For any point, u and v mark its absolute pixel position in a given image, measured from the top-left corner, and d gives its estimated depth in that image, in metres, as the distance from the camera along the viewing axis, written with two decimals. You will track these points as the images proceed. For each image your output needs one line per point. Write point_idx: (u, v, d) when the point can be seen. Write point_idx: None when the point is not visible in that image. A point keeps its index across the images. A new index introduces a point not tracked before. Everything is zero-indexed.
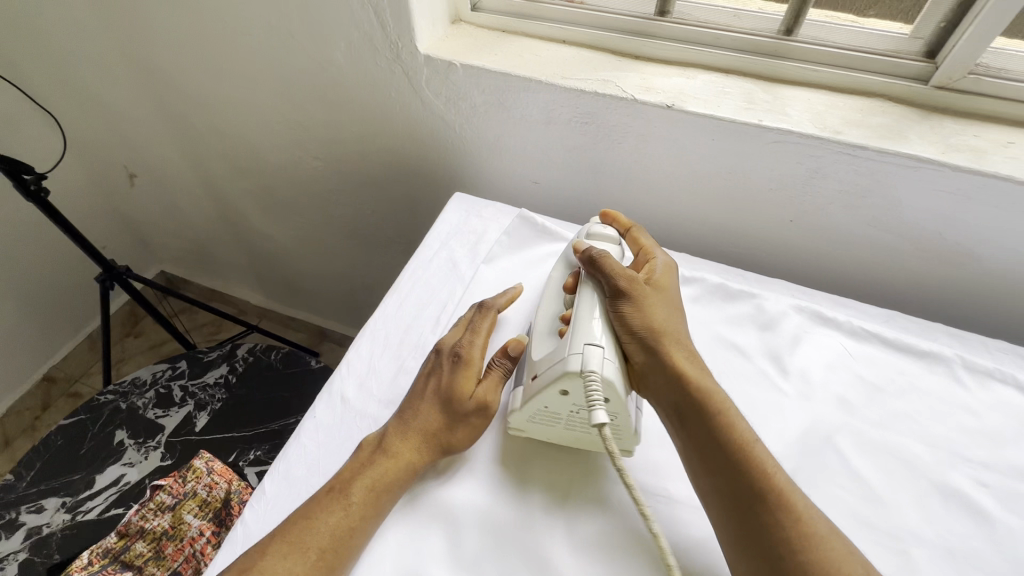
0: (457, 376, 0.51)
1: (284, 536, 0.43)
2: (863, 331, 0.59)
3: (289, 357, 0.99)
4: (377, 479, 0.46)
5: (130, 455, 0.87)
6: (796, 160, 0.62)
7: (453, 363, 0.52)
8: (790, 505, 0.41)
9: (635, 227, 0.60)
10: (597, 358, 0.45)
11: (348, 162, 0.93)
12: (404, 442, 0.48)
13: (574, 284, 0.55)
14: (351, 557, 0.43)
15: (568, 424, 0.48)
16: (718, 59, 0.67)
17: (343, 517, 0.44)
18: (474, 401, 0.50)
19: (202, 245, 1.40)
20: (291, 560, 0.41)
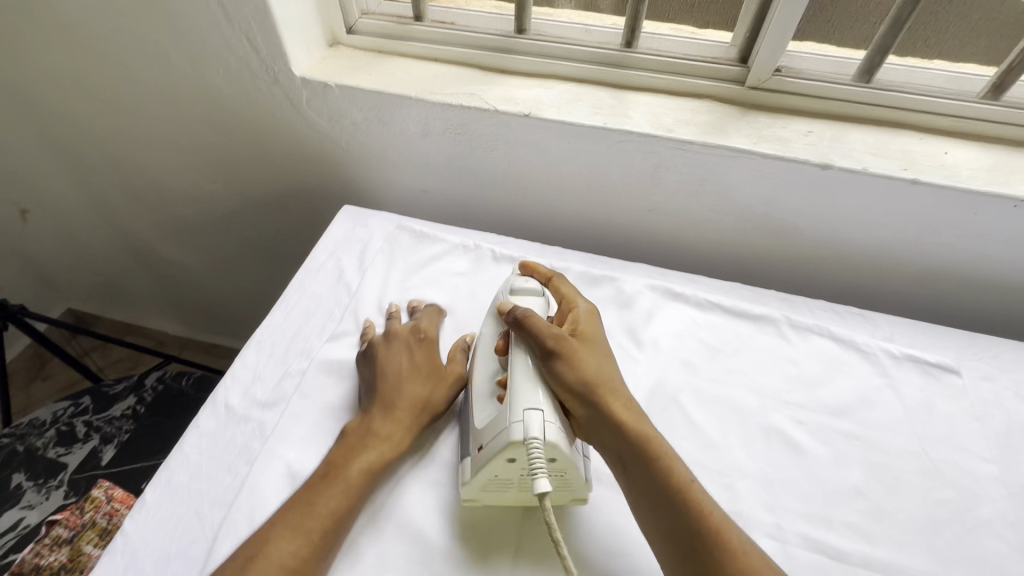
0: (422, 354, 0.58)
1: (288, 524, 0.45)
2: (707, 302, 0.67)
3: (200, 381, 1.01)
4: (372, 459, 0.50)
5: (30, 497, 0.84)
6: (642, 156, 0.70)
7: (419, 341, 0.59)
8: (727, 542, 0.42)
9: (557, 277, 0.61)
10: (536, 424, 0.46)
11: (245, 183, 0.95)
12: (393, 421, 0.52)
13: (505, 346, 0.54)
14: (346, 528, 0.47)
15: (518, 487, 0.48)
16: (571, 70, 0.75)
17: (336, 498, 0.47)
18: (449, 372, 0.57)
19: (109, 278, 1.36)
20: (294, 544, 0.44)
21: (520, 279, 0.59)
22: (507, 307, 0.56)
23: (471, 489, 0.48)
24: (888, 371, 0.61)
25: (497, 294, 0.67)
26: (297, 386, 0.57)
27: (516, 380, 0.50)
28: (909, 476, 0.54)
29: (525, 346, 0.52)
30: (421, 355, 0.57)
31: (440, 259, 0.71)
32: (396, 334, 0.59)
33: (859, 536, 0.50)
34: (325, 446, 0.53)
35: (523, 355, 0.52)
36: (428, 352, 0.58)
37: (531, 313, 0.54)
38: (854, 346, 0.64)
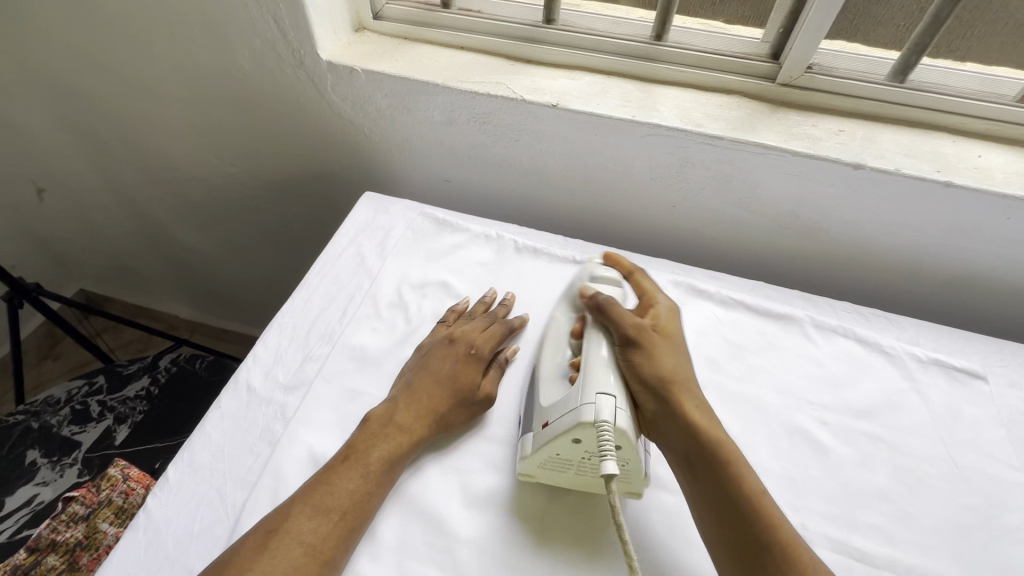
0: (467, 366, 0.56)
1: (306, 501, 0.45)
2: (731, 299, 0.67)
3: (214, 365, 1.00)
4: (392, 450, 0.49)
5: (44, 474, 0.84)
6: (669, 151, 0.69)
7: (467, 354, 0.56)
8: (798, 559, 0.41)
9: (638, 271, 0.61)
10: (609, 408, 0.46)
11: (265, 168, 0.94)
12: (416, 419, 0.51)
13: (580, 330, 0.55)
14: (366, 516, 0.47)
15: (578, 470, 0.48)
16: (600, 62, 0.74)
17: (357, 482, 0.47)
18: (480, 393, 0.54)
19: (123, 260, 1.36)
20: (315, 522, 0.44)
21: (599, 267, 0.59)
22: (588, 293, 0.56)
23: (529, 464, 0.49)
24: (914, 375, 0.61)
25: (520, 284, 0.67)
26: (319, 371, 0.57)
27: (589, 363, 0.50)
28: (934, 480, 0.53)
29: (604, 336, 0.53)
30: (461, 369, 0.55)
31: (462, 248, 0.70)
32: (455, 339, 0.58)
33: (884, 539, 0.49)
34: (347, 430, 0.53)
35: (599, 340, 0.52)
36: (473, 368, 0.56)
37: (612, 304, 0.54)
38: (879, 348, 0.63)
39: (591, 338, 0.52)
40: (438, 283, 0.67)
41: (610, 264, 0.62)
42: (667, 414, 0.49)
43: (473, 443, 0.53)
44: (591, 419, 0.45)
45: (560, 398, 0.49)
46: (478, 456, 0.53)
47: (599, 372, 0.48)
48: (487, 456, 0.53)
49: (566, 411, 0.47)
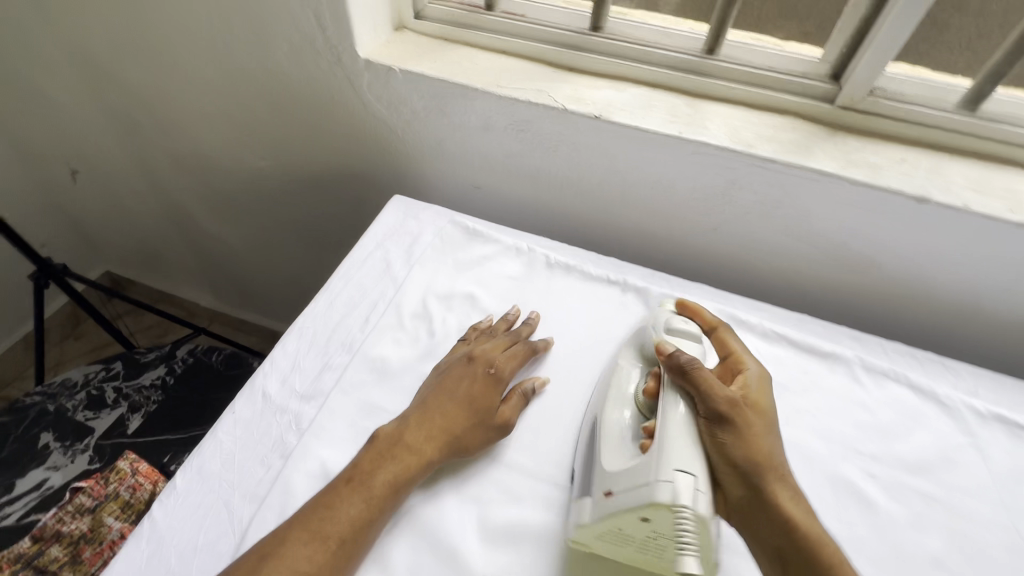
0: (485, 389, 0.52)
1: (303, 525, 0.42)
2: (773, 333, 0.63)
3: (231, 359, 0.99)
4: (399, 473, 0.46)
5: (55, 459, 0.84)
6: (716, 172, 0.66)
7: (487, 375, 0.53)
8: None
9: (722, 329, 0.55)
10: (686, 491, 0.40)
11: (295, 164, 0.93)
12: (428, 440, 0.48)
13: (655, 389, 0.49)
14: (365, 545, 0.44)
15: (641, 547, 0.43)
16: (646, 73, 0.71)
17: (360, 507, 0.44)
18: (497, 418, 0.51)
19: (148, 245, 1.37)
20: (311, 549, 0.41)
21: (678, 319, 0.53)
22: (666, 349, 0.49)
23: (587, 533, 0.44)
24: (974, 431, 0.56)
25: (550, 303, 0.64)
26: (337, 381, 0.55)
27: (670, 430, 0.44)
28: (996, 551, 0.48)
29: (689, 404, 0.46)
30: (479, 392, 0.52)
31: (491, 259, 0.68)
32: (475, 358, 0.54)
33: None
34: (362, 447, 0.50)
35: (676, 399, 0.46)
36: (491, 390, 0.53)
37: (702, 367, 0.46)
38: (935, 397, 0.58)
39: (670, 402, 0.45)
40: (465, 295, 0.64)
41: (684, 314, 0.57)
42: (753, 504, 0.43)
43: (494, 471, 0.50)
44: (669, 499, 0.40)
45: (628, 465, 0.43)
46: (498, 484, 0.50)
47: (676, 442, 0.43)
48: (507, 485, 0.50)
49: (637, 488, 0.41)
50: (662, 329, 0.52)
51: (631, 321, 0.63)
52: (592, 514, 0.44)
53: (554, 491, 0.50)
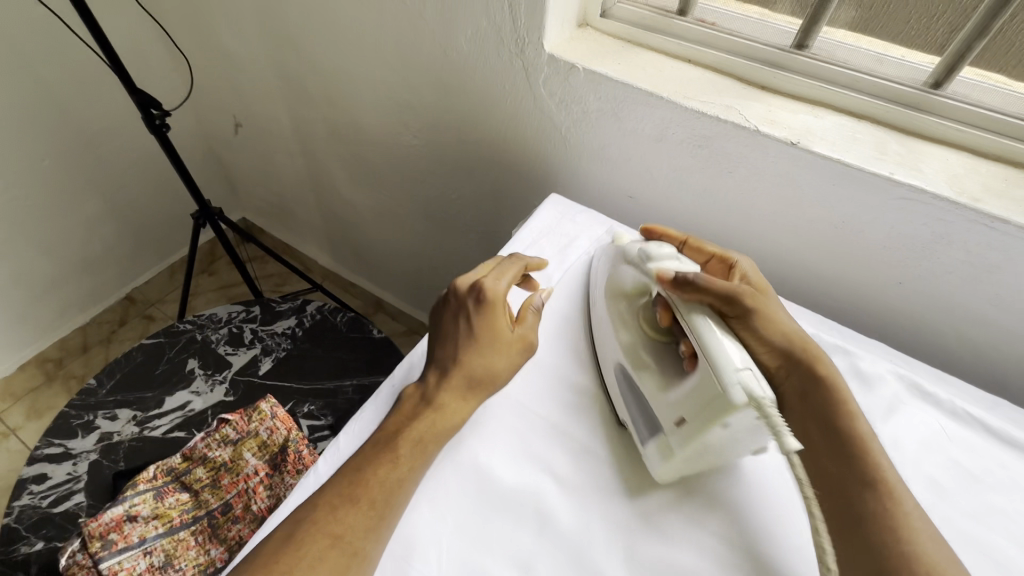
0: (486, 315, 0.52)
1: (338, 489, 0.43)
2: (965, 413, 0.55)
3: (353, 322, 1.02)
4: (423, 431, 0.46)
5: (198, 384, 0.93)
6: (923, 222, 0.59)
7: (476, 304, 0.52)
8: (898, 500, 0.43)
9: (691, 239, 0.61)
10: (754, 382, 0.43)
11: (446, 145, 0.95)
12: (445, 394, 0.49)
13: (670, 318, 0.51)
14: (400, 504, 0.44)
15: (717, 449, 0.46)
16: (852, 102, 0.64)
17: (394, 471, 0.44)
18: (512, 339, 0.52)
19: (285, 200, 1.47)
20: (344, 513, 0.42)
21: (653, 246, 0.55)
22: (667, 274, 0.51)
23: (670, 463, 0.47)
24: None
25: None
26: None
27: (706, 343, 0.46)
28: None
29: (709, 312, 0.49)
30: (482, 327, 0.51)
31: None
32: (457, 296, 0.54)
33: None
34: (516, 448, 0.50)
35: (702, 314, 0.48)
36: (492, 316, 0.52)
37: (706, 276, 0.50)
38: None
39: (696, 316, 0.48)
40: None
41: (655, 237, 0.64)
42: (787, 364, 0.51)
43: (643, 502, 0.48)
44: (745, 398, 0.42)
45: (689, 386, 0.46)
46: (645, 518, 0.47)
47: (719, 349, 0.44)
48: (654, 521, 0.47)
49: (710, 397, 0.43)
50: (641, 259, 0.54)
51: None
52: (677, 442, 0.46)
53: (709, 540, 0.46)
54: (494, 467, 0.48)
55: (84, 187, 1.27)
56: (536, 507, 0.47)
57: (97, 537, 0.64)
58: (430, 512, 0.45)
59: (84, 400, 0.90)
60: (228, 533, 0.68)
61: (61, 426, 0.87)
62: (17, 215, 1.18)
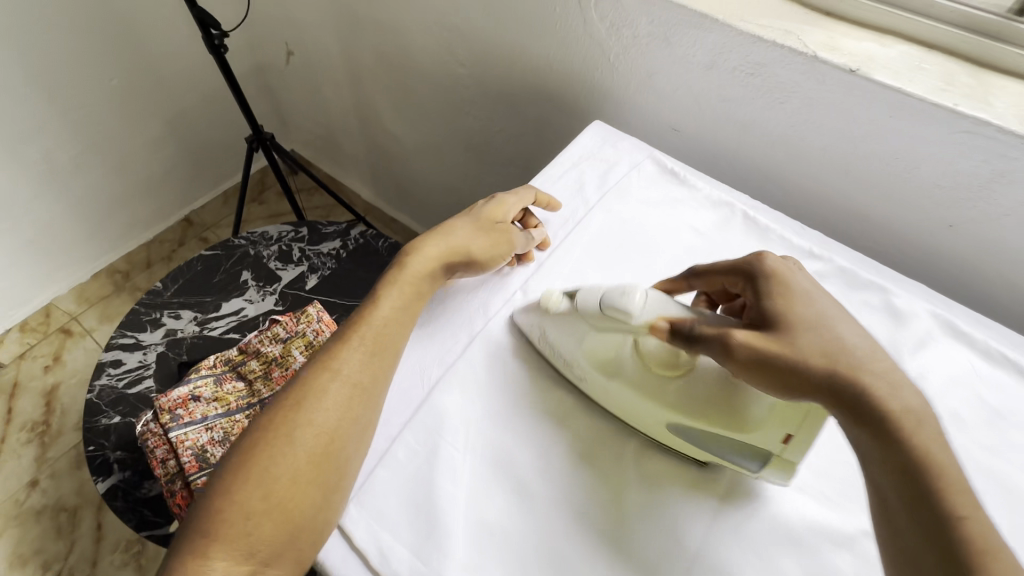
0: (482, 210, 0.61)
1: (337, 339, 0.51)
2: (1000, 355, 0.54)
3: (394, 248, 1.06)
4: (404, 286, 0.54)
5: (251, 294, 1.00)
6: (983, 158, 0.56)
7: (479, 206, 0.62)
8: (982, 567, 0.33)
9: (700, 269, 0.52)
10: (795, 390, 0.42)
11: (492, 74, 0.95)
12: (428, 261, 0.56)
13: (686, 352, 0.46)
14: (390, 345, 0.50)
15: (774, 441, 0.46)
16: (924, 30, 0.61)
17: (377, 315, 0.51)
18: (497, 226, 0.58)
19: (332, 132, 1.50)
20: (340, 351, 0.49)
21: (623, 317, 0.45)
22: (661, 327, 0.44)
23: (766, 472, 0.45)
24: None
25: None
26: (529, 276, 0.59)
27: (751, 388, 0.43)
28: None
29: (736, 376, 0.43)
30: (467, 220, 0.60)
31: (683, 204, 0.65)
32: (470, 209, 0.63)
33: None
34: (541, 351, 0.53)
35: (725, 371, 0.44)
36: (487, 211, 0.60)
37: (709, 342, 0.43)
38: None
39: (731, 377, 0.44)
40: (652, 233, 0.63)
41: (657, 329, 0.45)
42: (792, 383, 0.41)
43: None
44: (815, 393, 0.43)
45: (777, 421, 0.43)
46: None
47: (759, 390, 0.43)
48: None
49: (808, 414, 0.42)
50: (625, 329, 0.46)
51: None
52: (792, 454, 0.43)
53: None
54: (520, 361, 0.52)
55: (149, 107, 1.34)
56: (556, 397, 0.51)
57: (168, 410, 0.73)
58: (451, 384, 0.50)
59: (152, 299, 0.98)
60: None
61: (133, 320, 0.96)
62: (91, 130, 1.27)
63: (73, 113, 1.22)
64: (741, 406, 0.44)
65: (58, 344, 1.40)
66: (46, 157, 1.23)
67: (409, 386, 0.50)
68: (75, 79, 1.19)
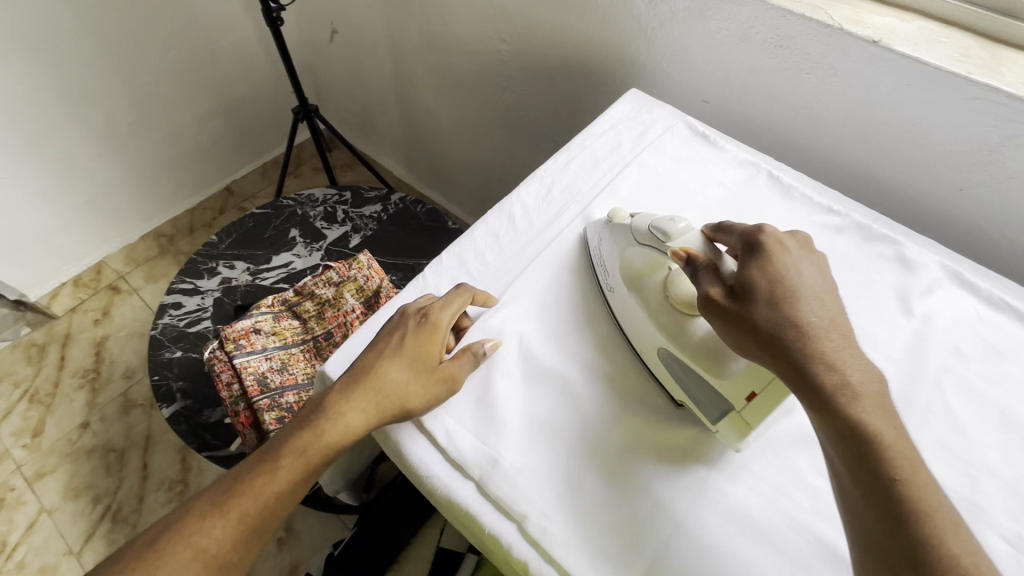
0: (421, 338, 0.52)
1: (222, 495, 0.48)
2: (1001, 302, 0.59)
3: (432, 213, 1.12)
4: (310, 445, 0.48)
5: (299, 249, 1.07)
6: (993, 123, 0.61)
7: (418, 323, 0.53)
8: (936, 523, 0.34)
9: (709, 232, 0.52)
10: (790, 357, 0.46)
11: (531, 50, 1.01)
12: (350, 412, 0.49)
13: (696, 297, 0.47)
14: (271, 515, 0.48)
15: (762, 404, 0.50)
16: (943, 8, 0.66)
17: (272, 482, 0.48)
18: (440, 371, 0.51)
19: (369, 109, 1.58)
20: (214, 522, 0.47)
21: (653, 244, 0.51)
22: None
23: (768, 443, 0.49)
24: None
25: (764, 215, 0.66)
26: (575, 218, 0.64)
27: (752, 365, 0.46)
28: None
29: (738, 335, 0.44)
30: (413, 341, 0.52)
31: (713, 163, 0.70)
32: (404, 314, 0.55)
33: None
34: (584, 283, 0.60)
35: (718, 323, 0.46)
36: (428, 337, 0.52)
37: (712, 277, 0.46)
38: None
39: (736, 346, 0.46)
40: (685, 186, 0.68)
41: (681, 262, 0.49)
42: (786, 356, 0.41)
43: None
44: None
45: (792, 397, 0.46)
46: None
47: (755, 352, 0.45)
48: None
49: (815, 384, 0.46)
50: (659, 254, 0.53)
51: (844, 251, 0.64)
52: (750, 416, 0.46)
53: None
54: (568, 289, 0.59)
55: (201, 79, 1.42)
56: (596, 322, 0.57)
57: (231, 340, 0.80)
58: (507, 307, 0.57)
59: (208, 251, 1.06)
60: (330, 354, 0.82)
61: (191, 268, 1.03)
62: (149, 97, 1.35)
63: (134, 80, 1.30)
64: (748, 387, 0.47)
65: (107, 300, 1.48)
66: (108, 120, 1.32)
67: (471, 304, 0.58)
68: (138, 48, 1.27)
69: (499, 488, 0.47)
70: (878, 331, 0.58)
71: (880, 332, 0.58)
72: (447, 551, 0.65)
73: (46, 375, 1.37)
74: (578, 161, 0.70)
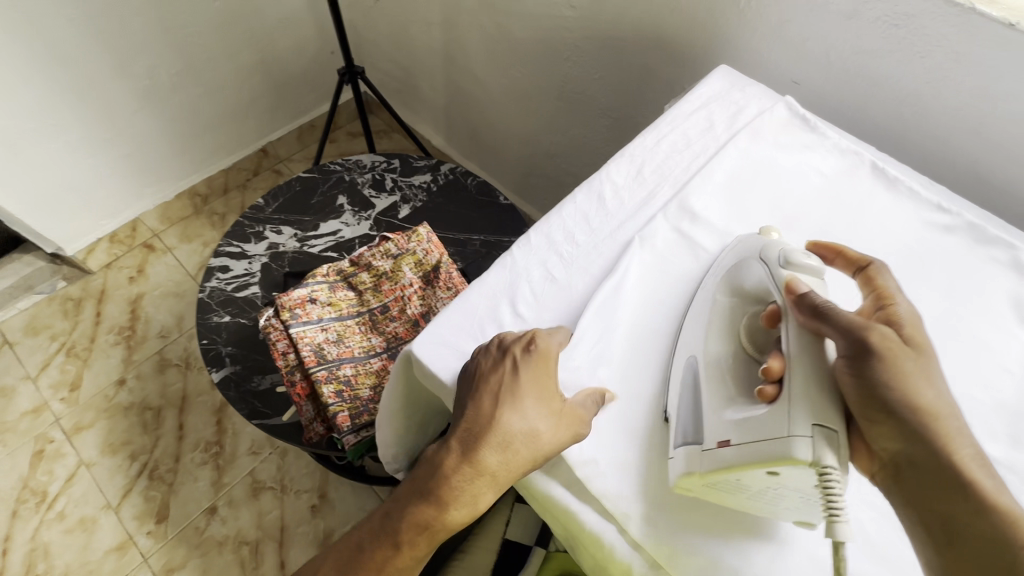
0: (537, 376, 0.46)
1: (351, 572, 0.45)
2: None
3: (484, 186, 1.08)
4: (441, 519, 0.43)
5: (347, 217, 1.04)
6: None
7: (530, 358, 0.47)
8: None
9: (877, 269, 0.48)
10: (825, 447, 0.39)
11: (602, 20, 0.95)
12: (478, 476, 0.43)
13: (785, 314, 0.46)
14: None
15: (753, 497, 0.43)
16: None
17: (405, 557, 0.45)
18: (562, 414, 0.45)
19: (412, 73, 1.52)
20: None
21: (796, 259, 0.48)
22: (798, 287, 0.46)
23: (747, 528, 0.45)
24: None
25: (867, 204, 0.62)
26: (667, 201, 0.61)
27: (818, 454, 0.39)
28: None
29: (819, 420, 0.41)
30: (528, 379, 0.46)
31: (813, 149, 0.66)
32: (509, 344, 0.48)
33: None
34: (678, 268, 0.57)
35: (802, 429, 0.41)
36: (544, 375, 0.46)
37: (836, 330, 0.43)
38: None
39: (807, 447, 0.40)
40: (782, 172, 0.64)
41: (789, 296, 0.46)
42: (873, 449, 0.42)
43: None
44: (809, 457, 0.39)
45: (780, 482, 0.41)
46: None
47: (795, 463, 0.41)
48: None
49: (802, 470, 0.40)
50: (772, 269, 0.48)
51: (956, 252, 0.59)
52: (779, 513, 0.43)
53: None
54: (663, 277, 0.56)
55: (244, 34, 1.37)
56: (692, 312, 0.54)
57: (287, 308, 0.78)
58: (600, 291, 0.55)
59: (254, 214, 1.03)
60: (387, 327, 0.79)
61: (237, 231, 1.01)
62: (191, 50, 1.30)
63: (178, 32, 1.26)
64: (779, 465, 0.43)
65: (142, 258, 1.46)
66: (149, 73, 1.28)
67: (562, 287, 0.56)
68: None
69: (599, 485, 0.46)
70: (993, 341, 0.54)
71: (996, 341, 0.54)
72: (513, 541, 0.65)
73: (82, 330, 1.36)
74: (669, 141, 0.66)
